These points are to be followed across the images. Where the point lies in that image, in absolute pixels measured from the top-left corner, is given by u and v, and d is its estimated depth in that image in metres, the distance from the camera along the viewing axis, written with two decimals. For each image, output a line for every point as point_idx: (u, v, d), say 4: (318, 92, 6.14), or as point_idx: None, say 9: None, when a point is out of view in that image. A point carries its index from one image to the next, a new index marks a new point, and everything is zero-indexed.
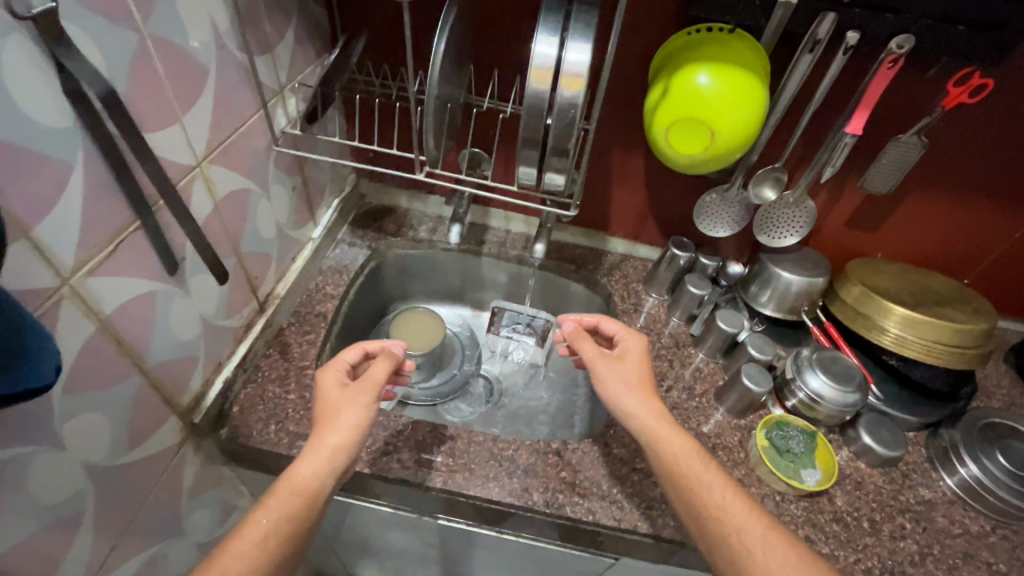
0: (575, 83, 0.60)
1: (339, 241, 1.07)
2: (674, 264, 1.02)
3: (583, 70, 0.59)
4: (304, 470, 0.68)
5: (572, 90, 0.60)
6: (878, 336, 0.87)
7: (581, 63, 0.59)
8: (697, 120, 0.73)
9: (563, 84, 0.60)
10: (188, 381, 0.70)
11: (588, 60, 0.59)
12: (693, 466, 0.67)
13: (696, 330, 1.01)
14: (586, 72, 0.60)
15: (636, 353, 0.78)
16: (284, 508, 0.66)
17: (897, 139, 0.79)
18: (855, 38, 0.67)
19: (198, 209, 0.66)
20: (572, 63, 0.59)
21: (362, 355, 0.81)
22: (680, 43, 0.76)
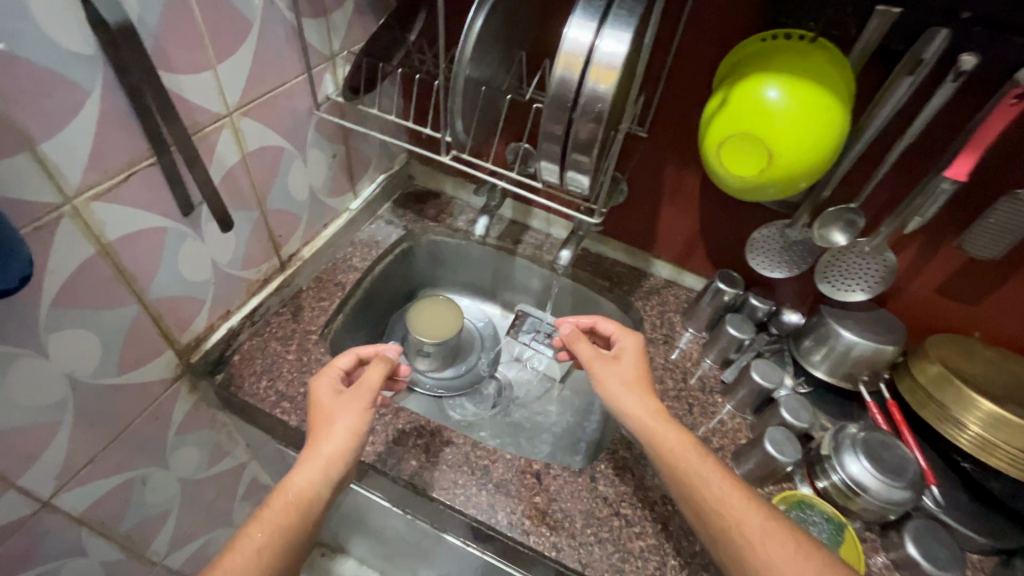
0: (605, 76, 0.55)
1: (377, 218, 1.08)
2: (716, 299, 0.92)
3: (617, 63, 0.54)
4: (300, 479, 0.67)
5: (601, 84, 0.55)
6: (951, 431, 0.72)
7: (614, 54, 0.54)
8: (756, 138, 0.63)
9: (592, 75, 0.55)
10: (190, 321, 0.73)
11: (623, 53, 0.54)
12: (686, 460, 0.62)
13: (728, 377, 0.89)
14: (620, 65, 0.54)
15: (632, 354, 0.73)
16: (278, 521, 0.65)
17: (1014, 195, 0.64)
18: (971, 63, 0.55)
19: (223, 158, 0.68)
20: (605, 53, 0.54)
21: (357, 358, 0.78)
22: (753, 50, 0.67)
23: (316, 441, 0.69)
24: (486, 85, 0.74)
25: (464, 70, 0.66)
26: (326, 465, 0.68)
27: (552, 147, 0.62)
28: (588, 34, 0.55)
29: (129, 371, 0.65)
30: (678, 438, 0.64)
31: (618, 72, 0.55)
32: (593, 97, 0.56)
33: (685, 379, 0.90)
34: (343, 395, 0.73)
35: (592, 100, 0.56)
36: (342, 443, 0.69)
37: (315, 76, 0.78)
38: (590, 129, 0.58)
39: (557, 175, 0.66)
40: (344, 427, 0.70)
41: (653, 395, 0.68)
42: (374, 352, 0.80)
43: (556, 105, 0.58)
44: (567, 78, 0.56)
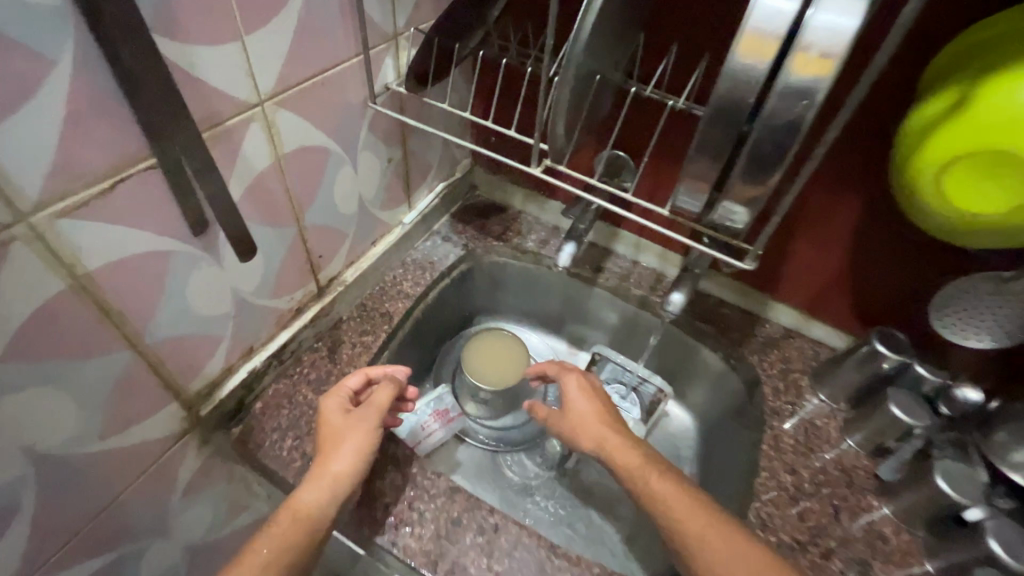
0: (817, 68, 0.36)
1: (433, 234, 0.91)
2: (872, 365, 0.70)
3: (840, 46, 0.35)
4: (306, 503, 0.55)
5: (809, 80, 0.36)
6: None
7: (839, 33, 0.35)
8: (1010, 160, 0.43)
9: (794, 64, 0.36)
10: (203, 365, 0.58)
11: (853, 30, 0.34)
12: (657, 490, 0.58)
13: (887, 476, 0.67)
14: (844, 50, 0.35)
15: (580, 395, 0.67)
16: (285, 539, 0.53)
17: None
18: None
19: (251, 161, 0.52)
20: (822, 31, 0.35)
21: (366, 375, 0.65)
22: (1003, 31, 0.46)
23: (323, 458, 0.58)
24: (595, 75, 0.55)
25: (576, 53, 0.48)
26: (335, 484, 0.57)
27: (708, 166, 0.45)
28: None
29: (118, 429, 0.51)
30: (634, 457, 0.60)
31: (840, 61, 0.35)
32: (791, 96, 0.38)
33: (824, 469, 0.68)
34: (351, 413, 0.61)
35: (790, 99, 0.38)
36: (352, 461, 0.58)
37: (373, 60, 0.62)
38: (783, 141, 0.40)
39: (701, 205, 0.49)
40: (353, 444, 0.59)
41: (606, 423, 0.64)
42: (384, 368, 0.66)
43: (726, 108, 0.40)
44: (752, 70, 0.38)
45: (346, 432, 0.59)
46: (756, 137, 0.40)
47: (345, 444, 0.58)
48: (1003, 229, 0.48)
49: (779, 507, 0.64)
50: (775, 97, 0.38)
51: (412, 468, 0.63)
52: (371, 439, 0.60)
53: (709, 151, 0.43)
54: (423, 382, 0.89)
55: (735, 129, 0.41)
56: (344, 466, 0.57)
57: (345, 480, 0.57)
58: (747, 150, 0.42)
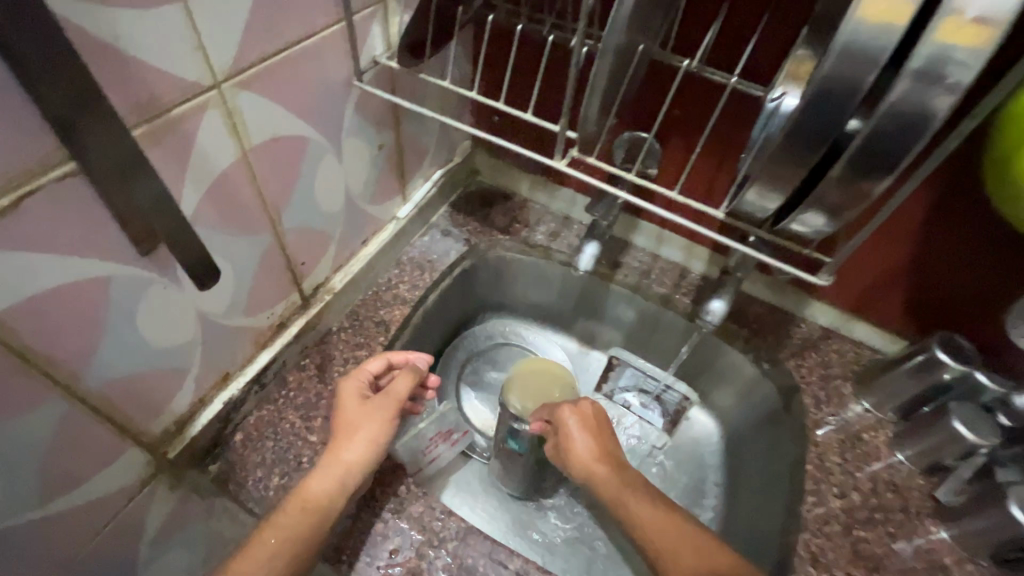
0: (967, 39, 0.29)
1: (431, 228, 0.82)
2: (929, 374, 0.63)
3: (1002, 16, 0.29)
4: (315, 494, 0.50)
5: (956, 52, 0.30)
6: None
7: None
8: None
9: (940, 31, 0.29)
10: (168, 401, 0.49)
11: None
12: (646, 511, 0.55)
13: (947, 499, 0.60)
14: (1009, 14, 0.28)
15: (578, 430, 0.61)
16: (291, 531, 0.47)
17: None
18: None
19: (208, 158, 0.42)
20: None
21: (388, 360, 0.59)
22: None
23: (336, 447, 0.52)
24: (632, 45, 0.46)
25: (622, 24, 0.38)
26: (347, 475, 0.51)
27: (794, 168, 0.38)
28: None
29: (64, 487, 0.42)
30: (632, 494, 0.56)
31: (999, 33, 0.29)
32: (922, 85, 0.31)
33: (876, 492, 0.61)
34: (368, 400, 0.55)
35: (925, 83, 0.31)
36: (367, 450, 0.53)
37: (358, 27, 0.51)
38: (895, 142, 0.34)
39: (772, 208, 0.42)
40: (369, 434, 0.53)
41: (606, 463, 0.59)
42: (406, 356, 0.61)
43: (832, 99, 0.34)
44: (875, 36, 0.31)
45: (362, 420, 0.54)
46: (866, 136, 0.34)
47: (361, 432, 0.53)
48: None
49: (830, 538, 0.57)
50: (904, 83, 0.32)
51: (417, 509, 0.55)
52: (389, 429, 0.55)
53: (801, 151, 0.37)
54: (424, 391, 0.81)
55: (840, 122, 0.35)
56: (359, 456, 0.52)
57: (358, 471, 0.52)
58: (850, 153, 0.35)
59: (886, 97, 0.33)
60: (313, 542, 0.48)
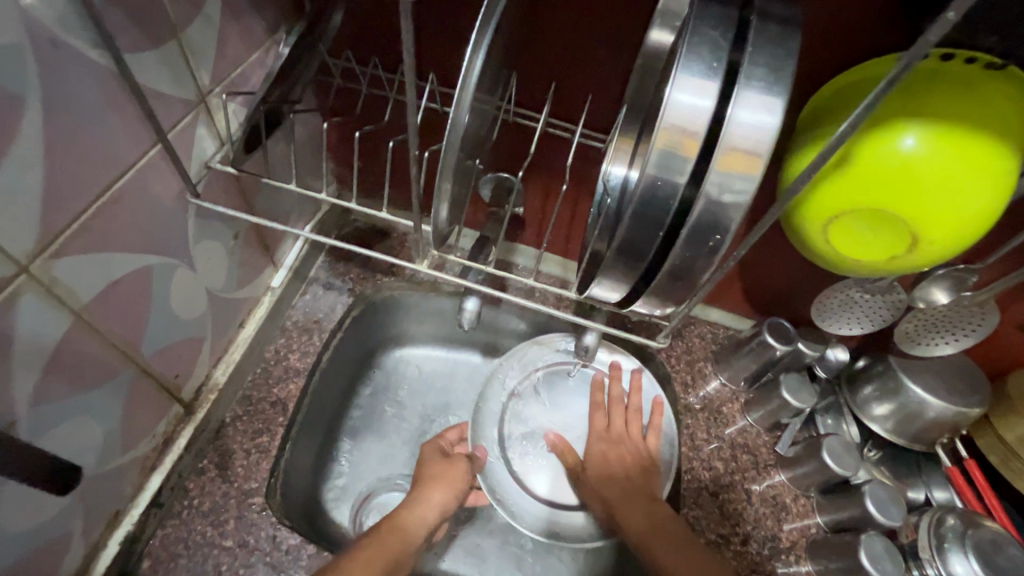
0: (742, 170, 0.31)
1: (311, 283, 0.79)
2: (764, 353, 0.75)
3: (764, 154, 0.30)
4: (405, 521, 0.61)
5: (735, 179, 0.31)
6: None
7: (760, 137, 0.30)
8: (896, 218, 0.44)
9: (720, 167, 0.31)
10: (56, 567, 0.47)
11: (774, 138, 0.30)
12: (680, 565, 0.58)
13: (784, 451, 0.74)
14: (770, 148, 0.30)
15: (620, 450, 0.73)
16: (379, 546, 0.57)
17: None
18: None
19: (35, 341, 0.38)
20: (745, 134, 0.30)
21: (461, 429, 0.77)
22: (865, 79, 0.45)
23: (423, 490, 0.66)
24: (476, 140, 0.47)
25: (459, 126, 0.38)
26: (429, 509, 0.64)
27: (618, 274, 0.39)
28: (715, 91, 0.31)
29: None
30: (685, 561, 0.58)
31: (764, 162, 0.31)
32: (716, 207, 0.32)
33: (734, 455, 0.75)
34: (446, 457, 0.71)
35: (718, 208, 0.32)
36: (448, 494, 0.66)
37: (179, 141, 0.47)
38: (698, 266, 0.35)
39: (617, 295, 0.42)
40: (451, 478, 0.68)
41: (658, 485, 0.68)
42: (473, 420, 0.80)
43: (644, 216, 0.34)
44: (669, 166, 0.32)
45: (441, 470, 0.69)
46: (678, 254, 0.34)
47: (444, 480, 0.67)
48: (896, 271, 0.48)
49: (702, 507, 0.70)
50: (700, 208, 0.32)
51: None
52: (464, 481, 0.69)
53: (625, 256, 0.37)
54: (340, 440, 0.85)
55: (659, 232, 0.34)
56: (443, 497, 0.66)
57: (439, 508, 0.65)
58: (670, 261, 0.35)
59: (689, 214, 0.32)
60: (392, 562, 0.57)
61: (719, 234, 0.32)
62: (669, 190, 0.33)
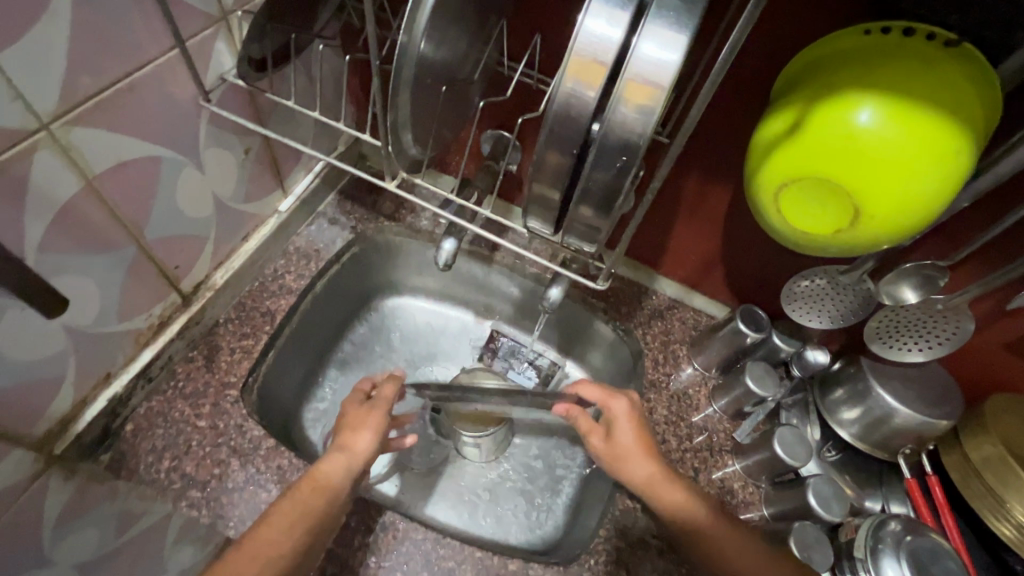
0: (645, 98, 0.34)
1: (318, 216, 0.85)
2: (736, 340, 0.75)
3: (666, 84, 0.33)
4: (324, 473, 0.57)
5: (635, 108, 0.34)
6: (996, 522, 0.61)
7: (661, 66, 0.33)
8: (842, 189, 0.44)
9: (622, 94, 0.34)
10: (47, 405, 0.55)
11: (675, 69, 0.33)
12: (671, 500, 0.60)
13: (742, 439, 0.74)
14: (671, 80, 0.33)
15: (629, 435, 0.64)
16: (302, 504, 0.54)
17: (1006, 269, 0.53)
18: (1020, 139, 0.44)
19: (48, 193, 0.45)
20: (648, 63, 0.33)
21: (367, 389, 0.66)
22: (829, 52, 0.46)
23: (347, 439, 0.60)
24: (454, 74, 0.50)
25: (415, 52, 0.42)
26: (354, 457, 0.59)
27: (547, 198, 0.42)
28: (626, 21, 0.33)
29: None
30: (676, 496, 0.61)
31: (663, 93, 0.33)
32: (622, 130, 0.35)
33: (691, 436, 0.75)
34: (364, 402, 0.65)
35: (620, 134, 0.35)
36: (374, 438, 0.61)
37: (196, 49, 0.53)
38: (608, 187, 0.38)
39: (550, 227, 0.46)
40: (372, 423, 0.62)
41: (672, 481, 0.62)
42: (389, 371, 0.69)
43: (561, 140, 0.37)
44: (579, 92, 0.35)
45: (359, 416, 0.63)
46: (588, 175, 0.38)
47: (365, 427, 0.62)
48: (844, 245, 0.49)
49: None
50: (604, 133, 0.35)
51: (297, 478, 0.63)
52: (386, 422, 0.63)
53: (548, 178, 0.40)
54: (327, 366, 0.87)
55: (574, 153, 0.38)
56: (367, 445, 0.60)
57: (365, 456, 0.60)
58: (580, 185, 0.39)
59: (596, 137, 0.36)
60: (321, 516, 0.54)
61: (626, 156, 0.36)
62: (581, 113, 0.36)
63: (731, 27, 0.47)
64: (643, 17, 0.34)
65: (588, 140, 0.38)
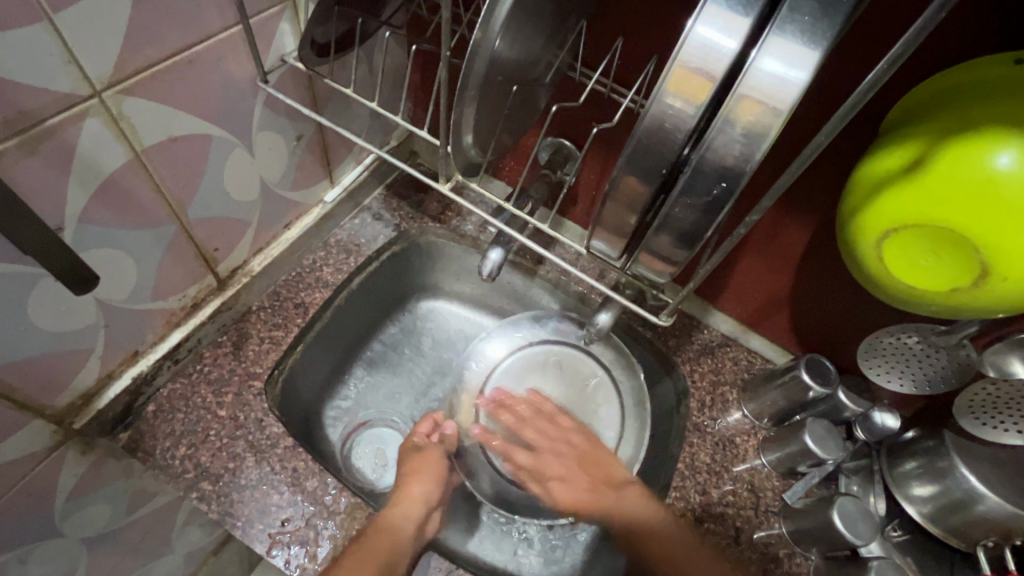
0: (758, 119, 0.29)
1: (362, 210, 0.82)
2: (796, 392, 0.68)
3: (786, 105, 0.28)
4: None
5: (746, 131, 0.29)
6: None
7: (783, 84, 0.28)
8: (968, 242, 0.38)
9: (731, 114, 0.29)
10: (72, 379, 0.53)
11: (801, 89, 0.27)
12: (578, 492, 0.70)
13: (792, 501, 0.67)
14: (793, 102, 0.28)
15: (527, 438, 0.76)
16: None
17: None
18: None
19: (94, 162, 0.43)
20: (768, 79, 0.28)
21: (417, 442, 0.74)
22: (965, 82, 0.40)
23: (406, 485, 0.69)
24: (525, 76, 0.46)
25: (488, 50, 0.38)
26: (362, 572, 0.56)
27: (619, 219, 0.37)
28: (746, 29, 0.28)
29: None
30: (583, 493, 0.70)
31: (782, 116, 0.28)
32: (724, 155, 0.30)
33: (736, 491, 0.68)
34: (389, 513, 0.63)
35: (721, 159, 0.30)
36: (427, 485, 0.70)
37: (260, 26, 0.51)
38: (696, 216, 0.33)
39: (617, 251, 0.41)
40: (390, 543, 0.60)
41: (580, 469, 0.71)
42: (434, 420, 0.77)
43: (648, 160, 0.33)
44: (678, 107, 0.30)
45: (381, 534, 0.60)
46: (678, 200, 0.33)
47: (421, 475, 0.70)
48: (955, 306, 0.42)
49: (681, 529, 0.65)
50: (702, 156, 0.31)
51: (311, 483, 0.60)
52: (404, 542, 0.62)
53: (627, 199, 0.35)
54: (354, 366, 0.84)
55: (662, 175, 0.33)
56: (422, 490, 0.69)
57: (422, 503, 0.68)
58: (663, 212, 0.34)
59: (692, 161, 0.31)
60: None
61: (725, 184, 0.31)
62: (677, 130, 0.31)
63: (847, 48, 0.42)
64: (767, 26, 0.29)
65: (679, 162, 0.33)
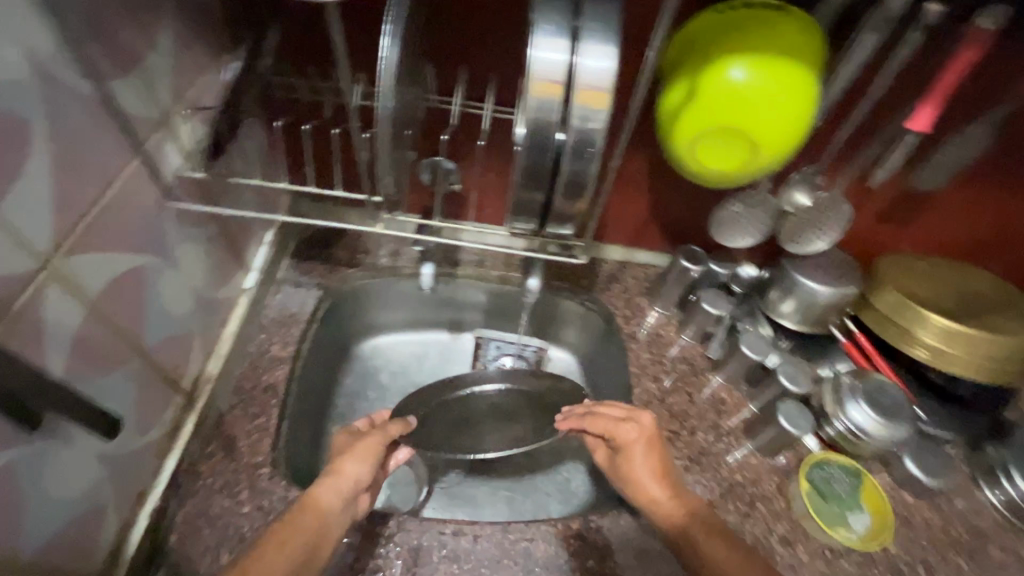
0: (597, 101, 0.43)
1: (281, 283, 0.86)
2: (685, 277, 0.88)
3: (609, 87, 0.42)
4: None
5: (592, 111, 0.43)
6: (910, 348, 0.77)
7: (602, 75, 0.42)
8: (740, 131, 0.57)
9: (578, 102, 0.43)
10: (96, 538, 0.53)
11: (613, 75, 0.42)
12: (661, 498, 0.63)
13: (714, 355, 0.87)
14: (611, 83, 0.42)
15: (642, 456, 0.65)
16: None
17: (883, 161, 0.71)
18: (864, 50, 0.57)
19: (59, 324, 0.45)
20: (592, 75, 0.42)
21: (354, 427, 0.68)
22: (696, 31, 0.59)
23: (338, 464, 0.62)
24: (407, 120, 0.57)
25: (386, 109, 0.48)
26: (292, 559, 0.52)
27: (529, 197, 0.50)
28: (566, 47, 0.42)
29: None
30: (671, 503, 0.62)
31: (609, 95, 0.43)
32: (585, 130, 0.44)
33: (677, 368, 0.87)
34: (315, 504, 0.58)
35: (585, 132, 0.44)
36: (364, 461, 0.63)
37: (153, 153, 0.55)
38: (582, 177, 0.47)
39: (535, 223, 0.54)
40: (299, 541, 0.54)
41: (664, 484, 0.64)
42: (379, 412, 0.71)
43: (537, 150, 0.46)
44: (545, 108, 0.43)
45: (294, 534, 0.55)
46: (567, 170, 0.46)
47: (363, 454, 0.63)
48: (752, 175, 0.62)
49: (652, 410, 0.81)
50: (573, 135, 0.44)
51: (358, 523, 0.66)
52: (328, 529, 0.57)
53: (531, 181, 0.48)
54: (330, 426, 0.87)
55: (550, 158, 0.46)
56: (359, 469, 0.62)
57: (358, 479, 0.61)
58: (561, 182, 0.48)
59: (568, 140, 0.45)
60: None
61: (592, 148, 0.45)
62: (550, 122, 0.44)
63: None
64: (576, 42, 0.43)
65: (557, 145, 0.47)
